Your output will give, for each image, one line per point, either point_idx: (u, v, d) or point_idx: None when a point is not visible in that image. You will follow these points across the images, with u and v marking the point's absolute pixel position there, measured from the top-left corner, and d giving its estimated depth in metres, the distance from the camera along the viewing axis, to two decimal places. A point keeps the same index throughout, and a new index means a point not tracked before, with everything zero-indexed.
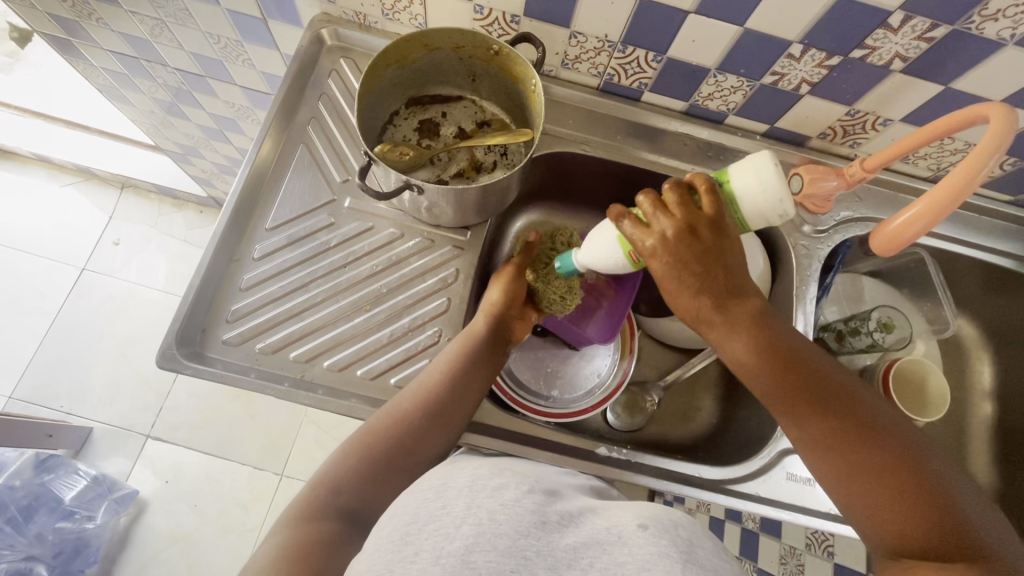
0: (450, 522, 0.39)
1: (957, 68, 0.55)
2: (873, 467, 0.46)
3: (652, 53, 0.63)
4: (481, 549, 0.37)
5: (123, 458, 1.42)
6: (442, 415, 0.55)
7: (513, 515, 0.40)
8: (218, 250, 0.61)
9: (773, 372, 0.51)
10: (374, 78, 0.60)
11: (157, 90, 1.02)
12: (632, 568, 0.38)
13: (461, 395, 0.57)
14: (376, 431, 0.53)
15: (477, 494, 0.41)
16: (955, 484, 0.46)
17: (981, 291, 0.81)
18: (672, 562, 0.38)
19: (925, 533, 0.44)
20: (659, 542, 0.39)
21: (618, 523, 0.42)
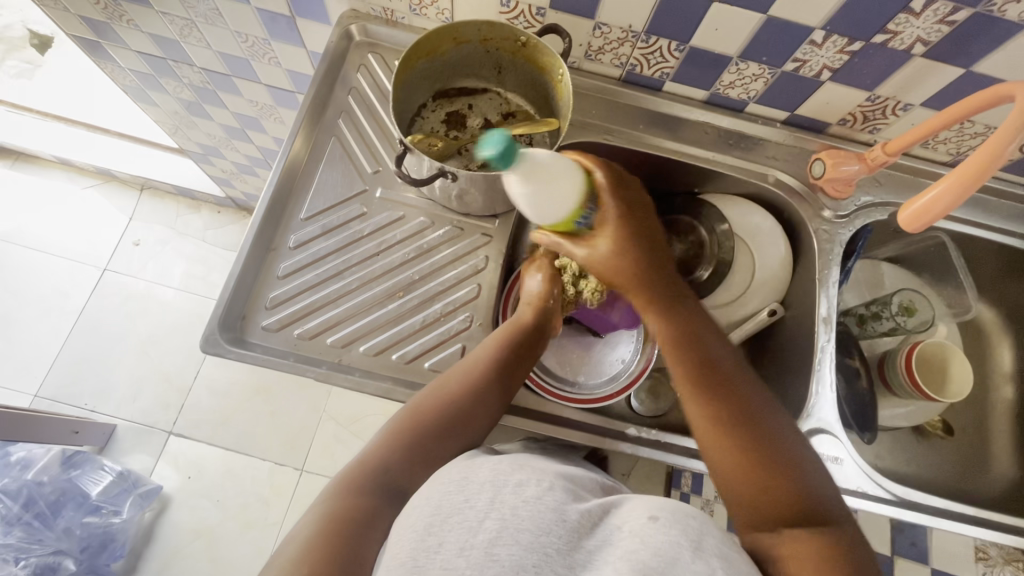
0: (474, 517, 0.41)
1: (979, 51, 0.56)
2: (758, 445, 0.48)
3: (675, 42, 0.64)
4: (504, 544, 0.39)
5: (146, 454, 1.45)
6: (484, 394, 0.57)
7: (535, 510, 0.41)
8: (257, 239, 0.62)
9: (676, 351, 0.55)
10: (405, 71, 0.62)
11: (183, 90, 1.04)
12: (646, 554, 0.39)
13: (506, 375, 0.59)
14: (422, 414, 0.54)
15: (500, 490, 0.43)
16: (820, 483, 0.48)
17: (1002, 276, 0.81)
18: (681, 548, 0.40)
19: (779, 505, 0.46)
20: (669, 530, 0.41)
21: (629, 517, 0.43)
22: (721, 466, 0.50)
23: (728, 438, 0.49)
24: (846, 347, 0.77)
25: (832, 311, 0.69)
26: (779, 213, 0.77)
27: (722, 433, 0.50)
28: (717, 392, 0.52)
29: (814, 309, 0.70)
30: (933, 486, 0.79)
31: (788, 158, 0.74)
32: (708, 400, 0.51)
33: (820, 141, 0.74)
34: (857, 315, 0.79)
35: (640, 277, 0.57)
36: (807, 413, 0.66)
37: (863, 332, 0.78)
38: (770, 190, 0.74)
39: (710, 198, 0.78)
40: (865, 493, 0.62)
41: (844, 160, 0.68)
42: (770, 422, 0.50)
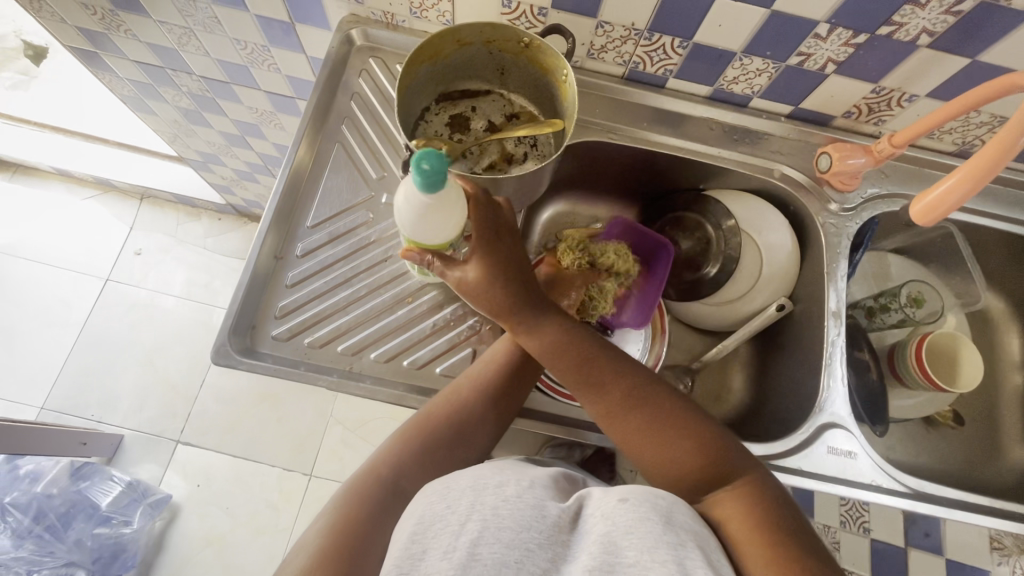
0: (456, 520, 0.41)
1: (985, 40, 0.56)
2: (659, 420, 0.52)
3: (678, 39, 0.64)
4: (485, 543, 0.39)
5: (154, 463, 1.45)
6: (499, 401, 0.57)
7: (515, 507, 0.41)
8: (263, 248, 0.62)
9: (555, 361, 0.55)
10: (409, 75, 0.62)
11: (181, 98, 1.03)
12: (619, 535, 0.40)
13: (522, 382, 0.59)
14: (432, 420, 0.56)
15: (480, 492, 0.42)
16: (721, 436, 0.52)
17: (1010, 264, 0.81)
18: (653, 525, 0.40)
19: (695, 472, 0.50)
20: (639, 509, 0.41)
21: (600, 501, 0.43)
22: (641, 455, 0.53)
23: (635, 426, 0.53)
24: (855, 340, 0.77)
25: (841, 304, 0.69)
26: (784, 207, 0.76)
27: (630, 420, 0.53)
28: (614, 385, 0.54)
29: (823, 302, 0.70)
30: (946, 476, 0.80)
31: (793, 152, 0.74)
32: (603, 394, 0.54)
33: (825, 134, 0.73)
34: (865, 308, 0.79)
35: (514, 307, 0.55)
36: (819, 408, 0.65)
37: (871, 324, 0.78)
38: (777, 185, 0.74)
39: (717, 194, 0.78)
40: (879, 487, 0.62)
41: (850, 153, 0.68)
42: (654, 392, 0.54)
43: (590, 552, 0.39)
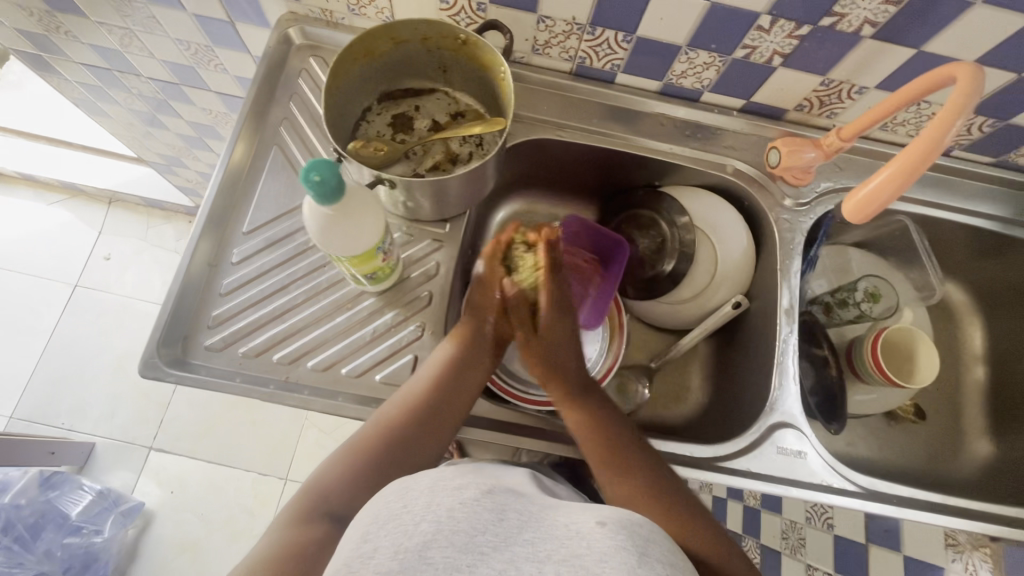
0: (410, 522, 0.38)
1: (928, 30, 0.54)
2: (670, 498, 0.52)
3: (621, 33, 0.62)
4: (439, 547, 0.36)
5: (127, 471, 1.43)
6: (440, 415, 0.56)
7: (473, 516, 0.39)
8: (195, 256, 0.60)
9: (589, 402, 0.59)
10: (341, 74, 0.60)
11: (134, 101, 1.01)
12: (591, 559, 0.37)
13: (460, 398, 0.57)
14: (371, 436, 0.53)
15: (437, 495, 0.40)
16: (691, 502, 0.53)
17: (970, 255, 0.80)
18: (627, 553, 0.37)
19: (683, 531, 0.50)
20: (616, 534, 0.38)
21: (574, 520, 0.41)
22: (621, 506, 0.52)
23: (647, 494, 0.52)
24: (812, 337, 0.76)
25: (794, 301, 0.68)
26: (739, 202, 0.75)
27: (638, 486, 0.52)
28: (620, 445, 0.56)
29: (776, 298, 0.69)
30: (906, 471, 0.79)
31: (747, 146, 0.73)
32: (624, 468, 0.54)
33: (778, 128, 0.72)
34: (823, 303, 0.78)
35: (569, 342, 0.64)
36: (771, 408, 0.64)
37: (830, 321, 0.77)
38: (729, 180, 0.73)
39: (672, 190, 0.76)
40: (829, 487, 0.61)
41: (800, 147, 0.65)
42: (662, 477, 0.54)
43: (553, 569, 0.36)
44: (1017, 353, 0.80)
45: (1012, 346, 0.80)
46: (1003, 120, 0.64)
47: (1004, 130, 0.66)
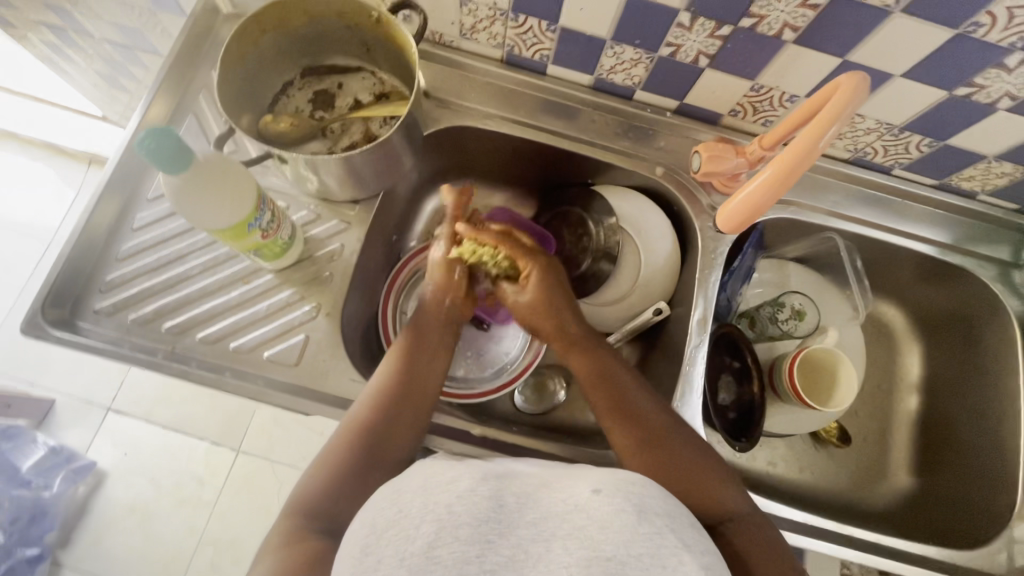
0: (409, 524, 0.36)
1: (849, 38, 0.52)
2: (663, 427, 0.55)
3: (544, 22, 0.60)
4: (444, 542, 0.34)
5: (85, 429, 1.36)
6: (409, 400, 0.55)
7: (470, 502, 0.36)
8: (94, 218, 0.60)
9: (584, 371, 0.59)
10: (248, 45, 0.59)
11: (93, 61, 1.00)
12: (593, 529, 0.35)
13: (423, 382, 0.57)
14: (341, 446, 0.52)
15: (431, 491, 0.38)
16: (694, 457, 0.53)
17: (913, 280, 0.77)
18: (627, 515, 0.36)
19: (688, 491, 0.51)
20: (614, 500, 0.37)
21: (572, 493, 0.38)
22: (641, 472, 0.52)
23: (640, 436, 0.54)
24: (734, 349, 0.74)
25: (707, 313, 0.67)
26: (669, 207, 0.74)
27: (632, 428, 0.55)
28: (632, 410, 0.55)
29: (689, 311, 0.68)
30: (821, 497, 0.76)
31: (678, 150, 0.71)
32: (610, 401, 0.57)
33: (712, 132, 0.70)
34: (751, 316, 0.76)
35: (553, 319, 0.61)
36: None
37: (756, 334, 0.76)
38: (657, 182, 0.71)
39: (604, 188, 0.74)
40: None
41: (722, 153, 0.63)
42: (645, 404, 0.56)
43: (561, 546, 0.35)
44: (953, 385, 0.77)
45: (949, 377, 0.77)
46: (939, 140, 0.62)
47: (942, 150, 0.63)
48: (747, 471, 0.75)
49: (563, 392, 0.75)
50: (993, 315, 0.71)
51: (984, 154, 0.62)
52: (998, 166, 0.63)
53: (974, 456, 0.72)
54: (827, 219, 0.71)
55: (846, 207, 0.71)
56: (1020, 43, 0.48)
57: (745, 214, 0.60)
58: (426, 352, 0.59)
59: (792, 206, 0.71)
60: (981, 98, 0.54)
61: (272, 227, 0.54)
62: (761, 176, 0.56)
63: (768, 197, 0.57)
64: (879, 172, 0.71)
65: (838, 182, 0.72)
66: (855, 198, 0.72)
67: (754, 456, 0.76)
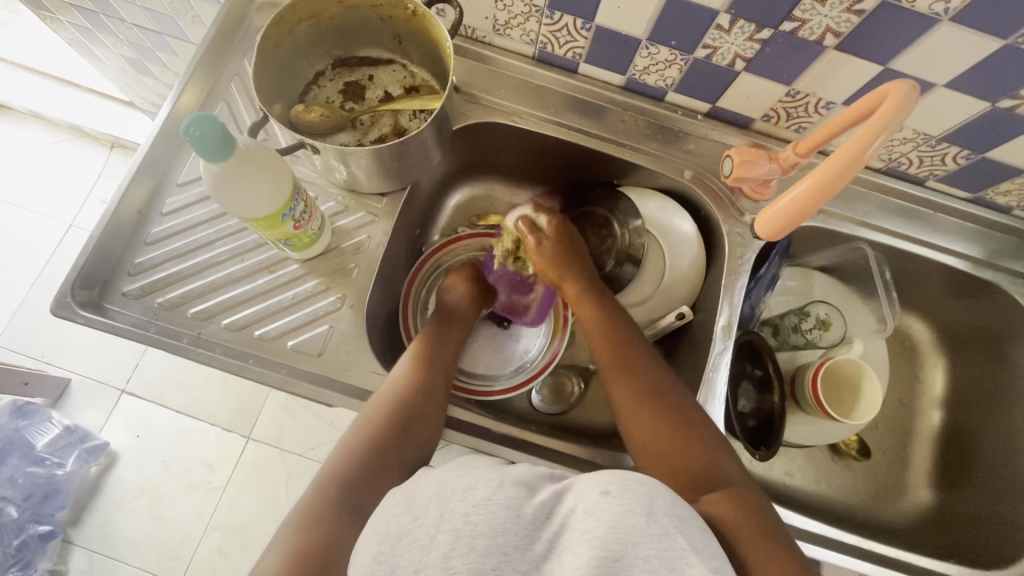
0: (425, 532, 0.36)
1: (893, 45, 0.51)
2: (675, 411, 0.55)
3: (579, 20, 0.60)
4: (460, 553, 0.34)
5: (98, 410, 1.37)
6: (431, 396, 0.56)
7: (488, 510, 0.36)
8: (125, 202, 0.60)
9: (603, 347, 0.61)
10: (283, 34, 0.59)
11: (123, 46, 1.01)
12: (603, 531, 0.35)
13: (440, 375, 0.59)
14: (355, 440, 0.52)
15: (448, 498, 0.37)
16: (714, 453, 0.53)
17: (942, 294, 0.76)
18: (637, 517, 0.35)
19: (689, 473, 0.51)
20: (623, 500, 0.36)
21: (580, 497, 0.38)
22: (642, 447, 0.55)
23: (653, 421, 0.55)
24: (756, 356, 0.73)
25: (732, 319, 0.66)
26: (696, 212, 0.73)
27: (643, 410, 0.56)
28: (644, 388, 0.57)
29: (715, 316, 0.67)
30: (839, 509, 0.75)
31: (708, 154, 0.70)
32: (626, 381, 0.58)
33: (743, 137, 0.69)
34: (775, 324, 0.76)
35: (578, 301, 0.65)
36: None
37: (778, 342, 0.75)
38: (685, 186, 0.71)
39: (631, 191, 0.73)
40: None
41: (754, 158, 0.62)
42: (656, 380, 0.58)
43: (573, 552, 0.34)
44: (978, 403, 0.76)
45: (975, 394, 0.76)
46: (978, 153, 0.60)
47: (980, 163, 0.62)
48: (764, 480, 0.75)
49: (580, 393, 0.75)
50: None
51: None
52: None
53: (998, 475, 0.70)
54: (857, 228, 0.70)
55: (876, 218, 0.70)
56: None
57: (782, 223, 0.60)
58: (444, 351, 0.62)
59: (822, 214, 0.70)
60: None
61: (304, 218, 0.54)
62: (800, 185, 0.55)
63: (808, 207, 0.56)
64: (913, 183, 0.69)
65: (869, 192, 0.71)
66: (886, 209, 0.71)
67: (771, 465, 0.76)
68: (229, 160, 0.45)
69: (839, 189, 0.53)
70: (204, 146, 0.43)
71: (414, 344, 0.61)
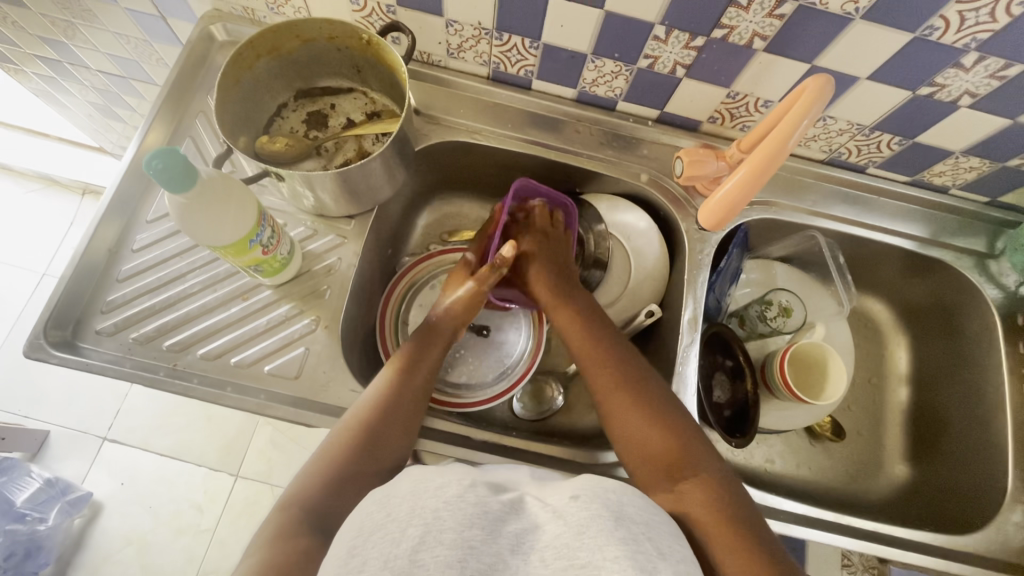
0: (397, 526, 0.37)
1: (815, 44, 0.55)
2: (649, 398, 0.56)
3: (527, 39, 0.63)
4: (429, 546, 0.35)
5: (80, 460, 1.33)
6: (400, 413, 0.56)
7: (457, 506, 0.37)
8: (94, 240, 0.61)
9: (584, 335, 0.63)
10: (243, 69, 0.61)
11: (89, 92, 1.02)
12: (569, 537, 0.36)
13: (415, 395, 0.59)
14: (332, 448, 0.53)
15: (421, 495, 0.39)
16: (696, 450, 0.53)
17: (898, 274, 0.80)
18: (605, 521, 0.37)
19: (667, 458, 0.53)
20: (591, 506, 0.38)
21: (552, 503, 0.40)
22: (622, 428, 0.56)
23: (639, 420, 0.55)
24: (726, 347, 0.75)
25: (698, 312, 0.69)
26: (656, 213, 0.76)
27: (633, 411, 0.56)
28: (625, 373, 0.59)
29: (681, 311, 0.70)
30: (821, 492, 0.77)
31: (662, 157, 0.74)
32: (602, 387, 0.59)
33: (693, 139, 0.73)
34: (741, 316, 0.79)
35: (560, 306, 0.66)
36: None
37: (746, 332, 0.78)
38: (643, 189, 0.74)
39: (592, 198, 0.75)
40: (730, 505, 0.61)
41: (702, 158, 0.66)
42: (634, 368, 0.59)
43: (540, 556, 0.36)
44: (940, 375, 0.79)
45: (936, 367, 0.79)
46: (909, 138, 0.64)
47: (912, 148, 0.66)
48: (745, 468, 0.76)
49: (559, 397, 0.76)
50: (974, 305, 0.73)
51: (952, 150, 0.65)
52: (966, 161, 0.66)
53: (964, 442, 0.73)
54: (808, 217, 0.74)
55: (825, 206, 0.74)
56: (974, 43, 0.51)
57: (720, 216, 0.66)
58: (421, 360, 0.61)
59: (774, 207, 0.74)
60: (943, 97, 0.57)
61: (272, 243, 0.56)
62: (737, 175, 0.61)
63: (746, 194, 0.62)
64: (854, 171, 0.74)
65: (816, 183, 0.75)
66: (833, 197, 0.74)
67: (752, 453, 0.77)
68: (195, 191, 0.47)
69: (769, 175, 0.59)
70: (167, 180, 0.45)
71: (392, 357, 0.61)
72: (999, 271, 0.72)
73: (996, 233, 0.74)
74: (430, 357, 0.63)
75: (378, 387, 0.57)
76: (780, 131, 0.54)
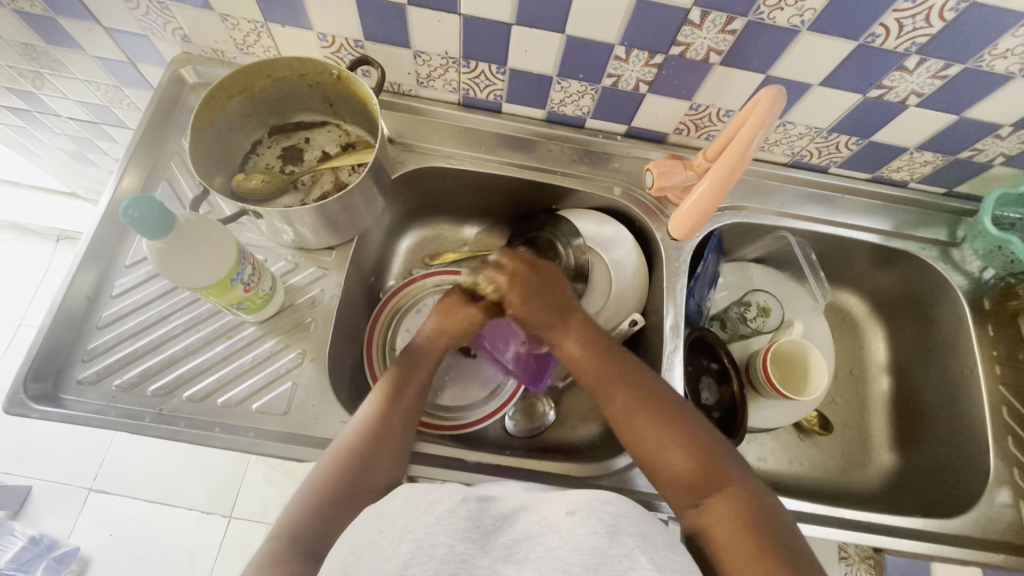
0: (389, 543, 0.37)
1: (768, 55, 0.58)
2: (666, 413, 0.56)
3: (494, 65, 0.65)
4: (418, 562, 0.35)
5: (64, 514, 1.29)
6: (392, 439, 0.56)
7: (449, 521, 0.38)
8: (72, 288, 0.61)
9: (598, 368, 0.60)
10: (215, 110, 0.62)
11: (60, 139, 1.02)
12: (565, 552, 0.37)
13: (404, 421, 0.58)
14: (331, 471, 0.53)
15: (413, 512, 0.39)
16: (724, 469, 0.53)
17: (870, 268, 0.82)
18: (599, 537, 0.38)
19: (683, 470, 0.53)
20: (588, 522, 0.39)
21: (547, 515, 0.40)
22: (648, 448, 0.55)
23: (652, 429, 0.55)
24: (710, 350, 0.76)
25: (679, 318, 0.70)
26: (631, 224, 0.78)
27: (643, 420, 0.56)
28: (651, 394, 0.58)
29: (663, 318, 0.71)
30: (814, 486, 0.78)
31: (633, 169, 0.76)
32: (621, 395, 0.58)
33: (662, 150, 0.75)
34: (722, 318, 0.81)
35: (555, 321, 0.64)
36: None
37: (728, 335, 0.80)
38: (617, 201, 0.76)
39: (567, 213, 0.77)
40: None
41: (671, 168, 0.68)
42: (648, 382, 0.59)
43: (534, 568, 0.36)
44: (916, 362, 0.81)
45: (912, 355, 0.82)
46: (865, 138, 0.67)
47: (869, 147, 0.69)
48: None
49: (552, 411, 0.76)
50: (942, 293, 0.76)
51: (906, 147, 0.68)
52: (921, 156, 0.69)
53: (944, 426, 0.75)
54: (778, 218, 0.77)
55: (793, 207, 0.77)
56: (914, 47, 0.54)
57: (690, 226, 0.68)
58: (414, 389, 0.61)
59: (744, 210, 0.77)
60: (892, 98, 0.60)
61: (253, 280, 0.56)
62: (702, 185, 0.64)
63: (714, 202, 0.65)
64: (817, 172, 0.76)
65: (783, 185, 0.77)
66: (800, 197, 0.77)
67: (743, 452, 0.78)
68: (177, 230, 0.47)
69: (735, 182, 0.61)
70: (147, 222, 0.45)
71: (380, 384, 0.61)
72: (962, 258, 0.75)
73: (957, 222, 0.77)
74: (420, 387, 0.62)
75: (367, 414, 0.57)
76: (734, 145, 0.57)
